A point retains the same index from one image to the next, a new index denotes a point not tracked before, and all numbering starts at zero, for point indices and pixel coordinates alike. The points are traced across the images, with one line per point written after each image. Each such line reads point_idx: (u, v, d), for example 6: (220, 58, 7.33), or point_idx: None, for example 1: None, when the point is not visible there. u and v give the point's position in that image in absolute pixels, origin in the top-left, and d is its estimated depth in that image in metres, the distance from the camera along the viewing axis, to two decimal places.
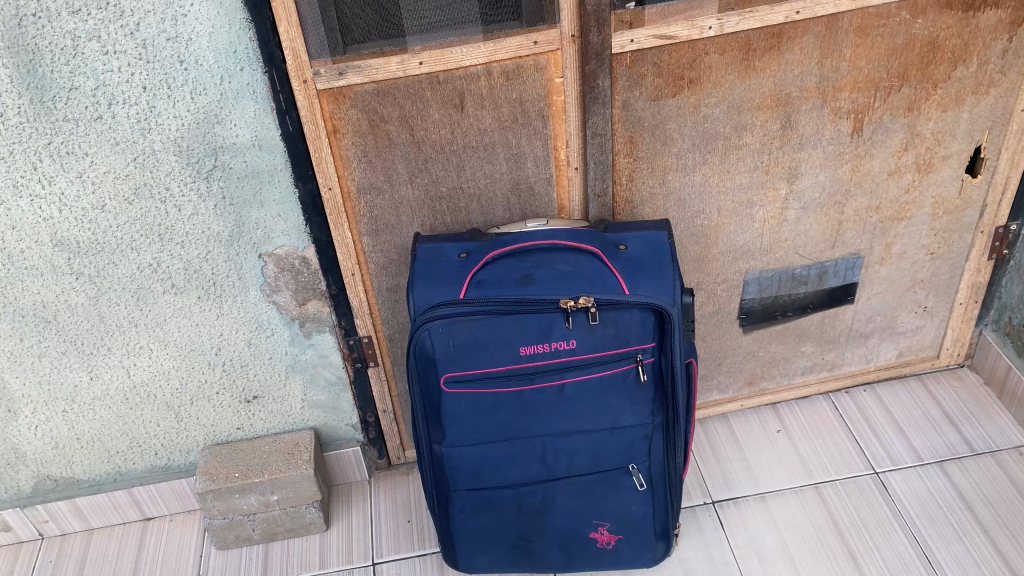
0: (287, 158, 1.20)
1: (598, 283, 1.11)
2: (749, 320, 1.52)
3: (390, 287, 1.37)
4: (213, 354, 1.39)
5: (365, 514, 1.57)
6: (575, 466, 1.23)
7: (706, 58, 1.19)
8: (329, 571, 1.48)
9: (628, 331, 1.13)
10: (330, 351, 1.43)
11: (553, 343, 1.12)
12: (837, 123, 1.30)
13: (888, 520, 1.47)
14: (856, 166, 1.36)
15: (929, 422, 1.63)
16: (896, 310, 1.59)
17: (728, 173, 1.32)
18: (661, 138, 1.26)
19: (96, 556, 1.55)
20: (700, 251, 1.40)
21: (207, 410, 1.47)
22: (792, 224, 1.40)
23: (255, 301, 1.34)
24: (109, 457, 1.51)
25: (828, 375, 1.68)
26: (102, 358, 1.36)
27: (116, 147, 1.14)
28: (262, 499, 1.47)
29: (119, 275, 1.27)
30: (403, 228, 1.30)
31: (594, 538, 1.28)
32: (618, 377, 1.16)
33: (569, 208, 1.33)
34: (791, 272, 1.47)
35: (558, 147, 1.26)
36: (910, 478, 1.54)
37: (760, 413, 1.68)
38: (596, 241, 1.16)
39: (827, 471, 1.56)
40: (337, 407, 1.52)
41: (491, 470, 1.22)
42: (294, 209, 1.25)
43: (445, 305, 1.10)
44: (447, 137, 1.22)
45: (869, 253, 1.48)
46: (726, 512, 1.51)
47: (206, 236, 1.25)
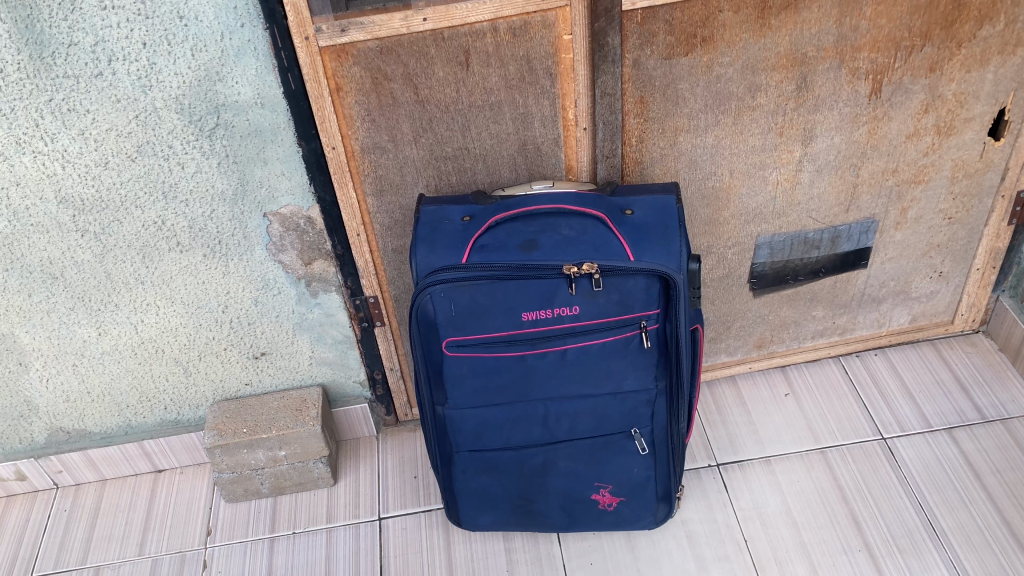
0: (290, 117, 1.18)
1: (602, 248, 1.10)
2: (759, 284, 1.50)
3: (396, 248, 1.36)
4: (220, 312, 1.40)
5: (372, 469, 1.59)
6: (578, 429, 1.23)
7: (720, 16, 1.15)
8: (335, 526, 1.50)
9: (633, 298, 1.12)
10: (336, 310, 1.43)
11: (556, 309, 1.11)
12: (855, 84, 1.26)
13: (893, 486, 1.47)
14: (873, 129, 1.32)
15: (940, 389, 1.62)
16: (911, 275, 1.56)
17: (741, 134, 1.29)
18: (672, 98, 1.23)
19: (109, 506, 1.58)
20: (710, 214, 1.38)
21: (215, 366, 1.48)
22: (806, 187, 1.37)
23: (261, 260, 1.34)
24: (120, 410, 1.53)
25: (838, 339, 1.67)
26: (110, 315, 1.37)
27: (117, 105, 1.13)
28: (270, 454, 1.48)
29: (124, 233, 1.27)
30: (408, 188, 1.29)
31: (596, 500, 1.29)
32: (621, 343, 1.15)
33: (577, 169, 1.30)
34: (803, 236, 1.44)
35: (567, 106, 1.23)
36: (918, 444, 1.53)
37: (768, 376, 1.67)
38: (602, 206, 1.14)
39: (834, 436, 1.56)
40: (344, 364, 1.53)
41: (494, 433, 1.22)
42: (298, 167, 1.24)
43: (447, 270, 1.09)
44: (453, 96, 1.19)
45: (885, 218, 1.45)
46: (730, 475, 1.51)
47: (210, 195, 1.24)
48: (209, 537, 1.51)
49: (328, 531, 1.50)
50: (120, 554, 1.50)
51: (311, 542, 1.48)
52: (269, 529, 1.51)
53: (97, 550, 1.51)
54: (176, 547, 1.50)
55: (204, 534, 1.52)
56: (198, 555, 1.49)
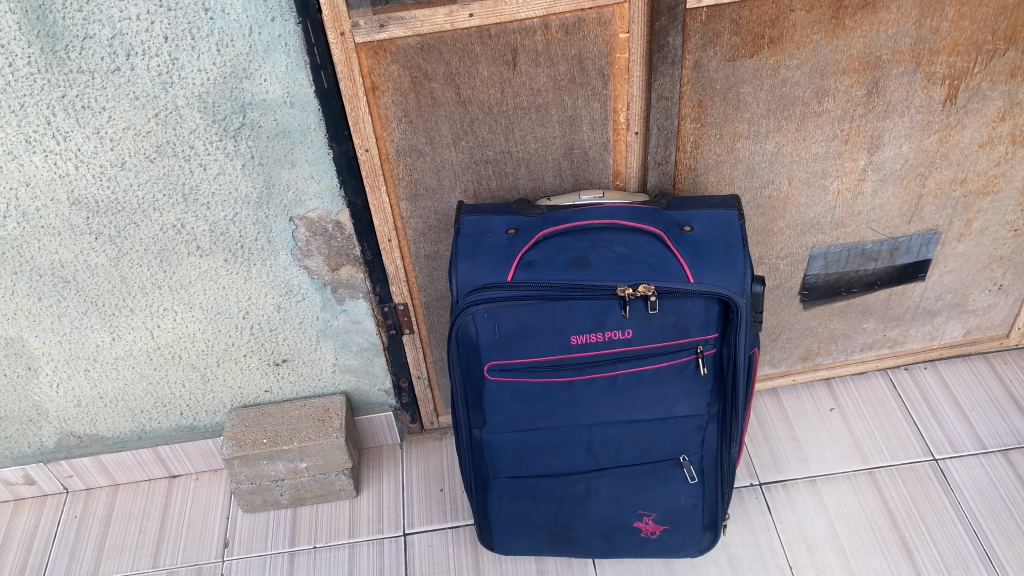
0: (321, 117, 1.09)
1: (660, 268, 1.01)
2: (811, 295, 1.42)
3: (429, 254, 1.28)
4: (240, 318, 1.32)
5: (396, 481, 1.52)
6: (623, 455, 1.15)
7: (791, 15, 1.06)
8: (358, 541, 1.43)
9: (691, 321, 1.04)
10: (363, 316, 1.35)
11: (607, 332, 1.03)
12: (929, 89, 1.16)
13: (946, 511, 1.39)
14: (945, 137, 1.23)
15: (994, 406, 1.54)
16: (969, 287, 1.47)
17: (804, 141, 1.20)
18: (733, 102, 1.14)
19: (122, 513, 1.52)
20: (764, 223, 1.29)
21: (234, 372, 1.40)
22: (868, 197, 1.28)
23: (285, 266, 1.26)
24: (134, 415, 1.45)
25: (887, 352, 1.59)
26: (124, 320, 1.29)
27: (135, 102, 1.04)
28: (290, 466, 1.41)
29: (140, 236, 1.18)
30: (445, 193, 1.20)
31: (639, 527, 1.22)
32: (676, 368, 1.07)
33: (625, 175, 1.21)
34: (861, 247, 1.35)
35: (618, 109, 1.14)
36: (971, 466, 1.45)
37: (812, 389, 1.60)
38: (659, 221, 1.05)
39: (883, 455, 1.48)
40: (369, 372, 1.45)
41: (534, 459, 1.14)
42: (328, 170, 1.15)
43: (490, 289, 1.01)
44: (497, 97, 1.10)
45: (948, 229, 1.36)
46: (773, 495, 1.44)
47: (233, 198, 1.16)
48: (226, 549, 1.44)
49: (351, 546, 1.43)
50: (133, 566, 1.43)
51: (333, 558, 1.41)
52: (289, 543, 1.44)
53: (109, 561, 1.45)
54: (192, 560, 1.43)
55: (221, 546, 1.45)
56: (215, 568, 1.42)
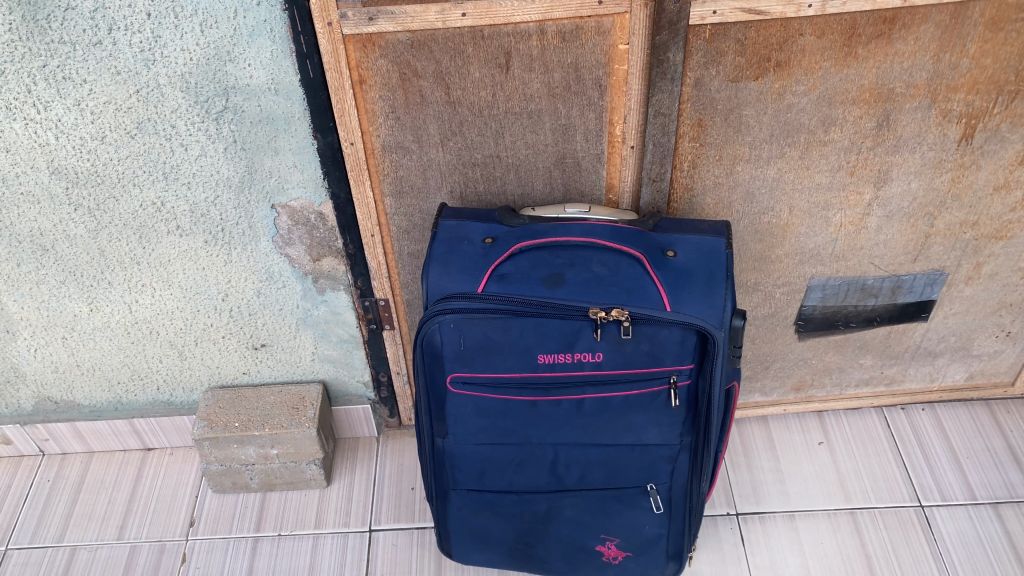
0: (306, 106, 1.06)
1: (636, 292, 0.97)
2: (806, 326, 1.37)
3: (412, 252, 1.25)
4: (219, 300, 1.30)
5: (369, 475, 1.50)
6: (588, 478, 1.12)
7: (800, 40, 1.01)
8: (323, 533, 1.42)
9: (665, 350, 1.00)
10: (344, 309, 1.33)
11: (577, 354, 1.00)
12: (944, 127, 1.11)
13: (925, 561, 1.34)
14: (957, 177, 1.17)
15: (989, 456, 1.48)
16: (975, 332, 1.42)
17: (807, 170, 1.15)
18: (734, 124, 1.09)
19: (94, 482, 1.52)
20: (761, 250, 1.25)
21: (212, 352, 1.39)
22: (872, 232, 1.23)
23: (266, 252, 1.23)
24: (111, 386, 1.45)
25: (884, 390, 1.54)
26: (103, 292, 1.28)
27: (116, 77, 1.02)
28: (261, 451, 1.40)
29: (120, 211, 1.17)
30: (431, 193, 1.17)
31: (600, 551, 1.19)
32: (647, 397, 1.03)
33: (618, 189, 1.17)
34: (862, 282, 1.30)
35: (614, 121, 1.10)
36: (958, 517, 1.40)
37: (802, 420, 1.55)
38: (641, 243, 1.02)
39: (867, 496, 1.44)
40: (349, 363, 1.43)
41: (496, 474, 1.12)
42: (312, 160, 1.12)
43: (459, 299, 0.98)
44: (487, 100, 1.07)
45: (955, 271, 1.30)
46: (749, 527, 1.40)
47: (214, 180, 1.13)
48: (191, 528, 1.44)
49: (315, 537, 1.41)
50: (98, 536, 1.43)
51: (296, 547, 1.40)
52: (254, 528, 1.43)
53: (75, 529, 1.44)
54: (157, 536, 1.43)
55: (187, 524, 1.44)
56: (178, 546, 1.41)
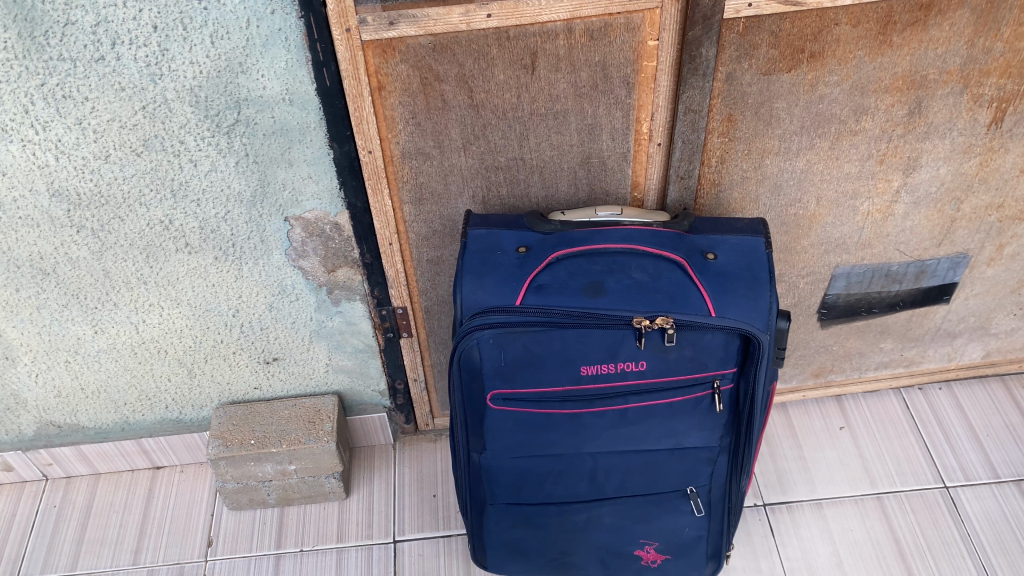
0: (322, 116, 1.01)
1: (679, 298, 0.95)
2: (829, 314, 1.35)
3: (431, 259, 1.20)
4: (230, 316, 1.25)
5: (388, 483, 1.47)
6: (627, 485, 1.10)
7: (836, 29, 0.98)
8: (347, 546, 1.39)
9: (709, 355, 0.97)
10: (359, 319, 1.29)
11: (620, 364, 0.97)
12: (975, 112, 1.09)
13: (954, 543, 1.34)
14: (985, 161, 1.15)
15: (1009, 433, 1.48)
16: (994, 311, 1.41)
17: (837, 160, 1.12)
18: (764, 117, 1.06)
19: (102, 505, 1.47)
20: (787, 241, 1.22)
21: (223, 368, 1.34)
22: (899, 219, 1.21)
23: (279, 265, 1.19)
24: (116, 407, 1.39)
25: (902, 371, 1.53)
26: (108, 313, 1.23)
27: (121, 93, 0.96)
28: (278, 468, 1.36)
29: (126, 230, 1.11)
30: (452, 199, 1.13)
31: (639, 555, 1.17)
32: (690, 403, 1.01)
33: (644, 186, 1.14)
34: (886, 268, 1.29)
35: (642, 119, 1.06)
36: (983, 496, 1.40)
37: (822, 405, 1.54)
38: (680, 247, 0.99)
39: (892, 479, 1.43)
40: (364, 373, 1.39)
41: (534, 485, 1.09)
42: (327, 171, 1.07)
43: (497, 313, 0.94)
44: (512, 102, 1.02)
45: (978, 253, 1.29)
46: (777, 518, 1.39)
47: (225, 195, 1.08)
48: (209, 548, 1.40)
49: (339, 551, 1.38)
50: (113, 562, 1.39)
51: (320, 563, 1.37)
52: (275, 545, 1.40)
53: (88, 555, 1.40)
54: (174, 558, 1.39)
55: (204, 544, 1.40)
56: (197, 568, 1.37)
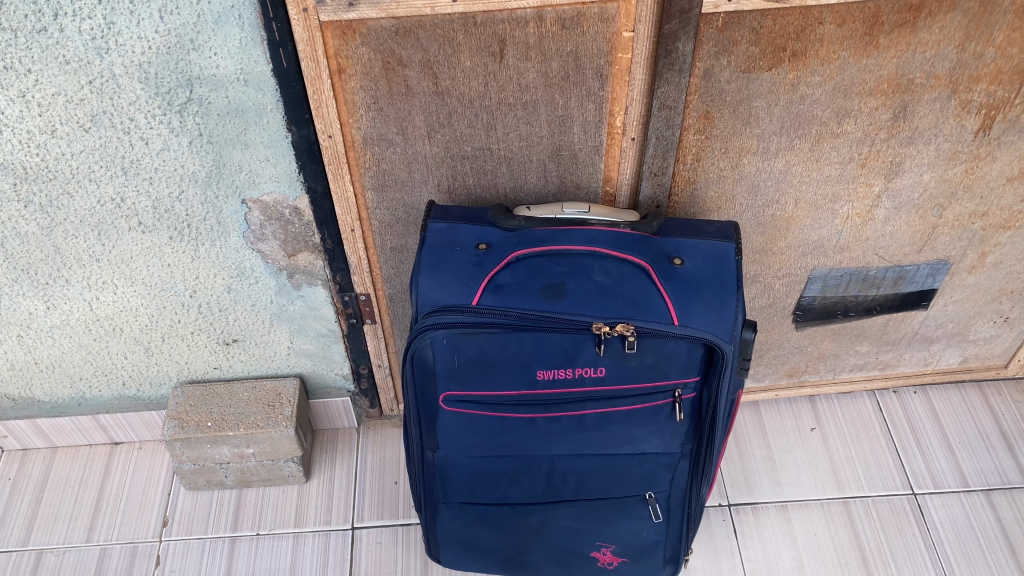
0: (279, 98, 0.96)
1: (642, 305, 0.91)
2: (804, 316, 1.32)
3: (395, 247, 1.17)
4: (187, 297, 1.21)
5: (350, 468, 1.45)
6: (584, 488, 1.07)
7: (819, 28, 0.93)
8: (304, 532, 1.37)
9: (670, 364, 0.94)
10: (321, 304, 1.25)
11: (578, 369, 0.94)
12: (962, 118, 1.04)
13: (919, 551, 1.32)
14: (971, 168, 1.11)
15: (980, 440, 1.46)
16: (974, 318, 1.38)
17: (817, 162, 1.08)
18: (743, 116, 1.02)
19: (58, 480, 1.44)
20: (764, 242, 1.19)
21: (181, 348, 1.31)
22: (879, 224, 1.17)
23: (237, 248, 1.15)
24: (72, 382, 1.36)
25: (877, 373, 1.50)
26: (60, 290, 1.18)
27: (65, 66, 0.91)
28: (236, 451, 1.33)
29: (76, 207, 1.07)
30: (416, 187, 1.09)
31: (595, 557, 1.14)
32: (650, 410, 0.98)
33: (617, 181, 1.10)
34: (864, 272, 1.25)
35: (615, 112, 1.01)
36: (950, 504, 1.38)
37: (794, 405, 1.52)
38: (647, 251, 0.95)
39: (860, 484, 1.41)
40: (327, 357, 1.36)
41: (489, 485, 1.07)
42: (286, 154, 1.03)
43: (453, 312, 0.91)
44: (479, 91, 0.98)
45: (959, 261, 1.25)
46: (741, 519, 1.37)
47: (179, 175, 1.04)
48: (164, 529, 1.37)
49: (295, 536, 1.36)
50: (66, 538, 1.36)
51: (275, 548, 1.34)
52: (231, 527, 1.37)
53: (40, 531, 1.37)
54: (128, 537, 1.36)
55: (159, 524, 1.38)
56: (150, 548, 1.35)
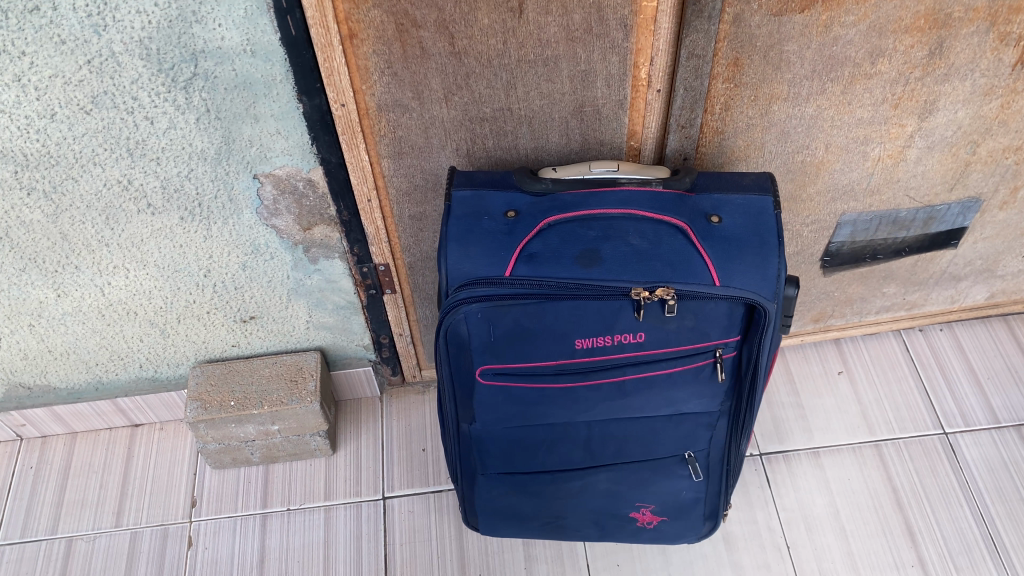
0: (288, 67, 0.92)
1: (681, 267, 0.88)
2: (832, 261, 1.29)
3: (413, 214, 1.13)
4: (201, 276, 1.18)
5: (376, 438, 1.43)
6: (623, 452, 1.06)
7: None
8: (335, 504, 1.35)
9: (711, 324, 0.92)
10: (339, 276, 1.22)
11: (617, 335, 0.91)
12: (1000, 51, 1.00)
13: (952, 491, 1.32)
14: (1007, 102, 1.07)
15: (1009, 374, 1.45)
16: (1002, 254, 1.36)
17: (849, 105, 1.04)
18: (774, 61, 0.97)
19: (81, 465, 1.42)
20: (793, 190, 1.15)
21: (198, 328, 1.27)
22: (911, 164, 1.14)
23: (250, 224, 1.11)
24: (88, 368, 1.33)
25: (904, 314, 1.48)
26: (70, 277, 1.15)
27: (61, 47, 0.86)
28: (261, 428, 1.31)
29: (81, 192, 1.02)
30: (434, 152, 1.04)
31: (635, 517, 1.13)
32: (691, 372, 0.96)
33: (642, 135, 1.05)
34: (894, 215, 1.22)
35: (640, 63, 0.96)
36: (982, 442, 1.37)
37: (820, 349, 1.50)
38: (683, 210, 0.91)
39: (891, 426, 1.40)
40: (347, 329, 1.33)
41: (527, 454, 1.05)
42: (297, 125, 0.99)
43: (485, 285, 0.88)
44: (497, 49, 0.93)
45: (991, 197, 1.22)
46: (774, 468, 1.36)
47: (187, 153, 0.99)
48: (193, 509, 1.36)
49: (327, 510, 1.35)
50: (94, 525, 1.35)
51: (308, 522, 1.34)
52: (261, 504, 1.36)
53: (68, 518, 1.36)
54: (158, 519, 1.35)
55: (188, 505, 1.36)
56: (181, 529, 1.34)
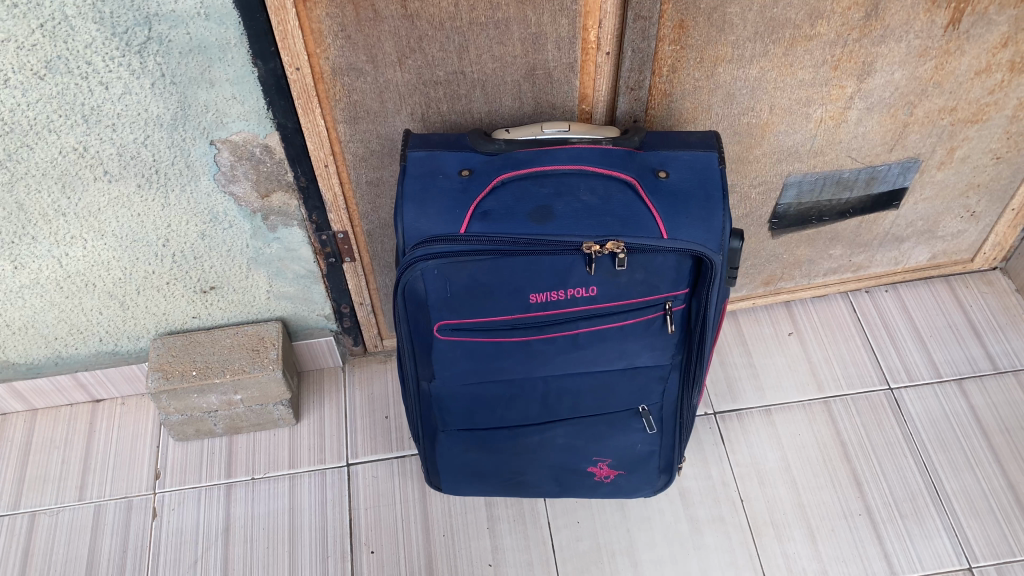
0: (242, 31, 0.93)
1: (630, 221, 0.91)
2: (780, 223, 1.34)
3: (370, 180, 1.15)
4: (160, 246, 1.18)
5: (339, 407, 1.45)
6: (579, 406, 1.09)
7: None
8: (299, 472, 1.37)
9: (660, 277, 0.95)
10: (298, 245, 1.23)
11: (570, 289, 0.94)
12: (932, 13, 1.04)
13: (897, 443, 1.38)
14: (941, 64, 1.12)
15: (951, 332, 1.51)
16: (941, 215, 1.41)
17: (791, 67, 1.08)
18: (717, 23, 1.00)
19: (42, 442, 1.42)
20: (740, 151, 1.19)
21: (158, 299, 1.28)
22: (852, 125, 1.18)
23: (208, 192, 1.11)
24: (47, 342, 1.33)
25: (850, 276, 1.54)
26: (27, 248, 1.14)
27: (13, 10, 0.86)
28: (224, 398, 1.32)
29: (37, 159, 1.02)
30: (389, 117, 1.06)
31: (592, 472, 1.16)
32: (642, 325, 0.99)
33: (593, 99, 1.08)
34: (838, 175, 1.26)
35: (589, 26, 0.99)
36: (925, 396, 1.43)
37: (771, 312, 1.55)
38: (632, 166, 0.95)
39: (839, 383, 1.45)
40: (308, 298, 1.34)
41: (487, 411, 1.08)
42: (253, 90, 1.00)
43: (441, 242, 0.90)
44: (449, 11, 0.95)
45: (929, 158, 1.27)
46: (727, 425, 1.41)
47: (143, 119, 1.00)
48: (157, 481, 1.37)
49: (292, 477, 1.37)
50: (58, 499, 1.35)
51: (272, 490, 1.35)
52: (225, 474, 1.37)
53: (30, 493, 1.36)
54: (122, 492, 1.36)
55: (152, 477, 1.37)
56: (146, 501, 1.35)
